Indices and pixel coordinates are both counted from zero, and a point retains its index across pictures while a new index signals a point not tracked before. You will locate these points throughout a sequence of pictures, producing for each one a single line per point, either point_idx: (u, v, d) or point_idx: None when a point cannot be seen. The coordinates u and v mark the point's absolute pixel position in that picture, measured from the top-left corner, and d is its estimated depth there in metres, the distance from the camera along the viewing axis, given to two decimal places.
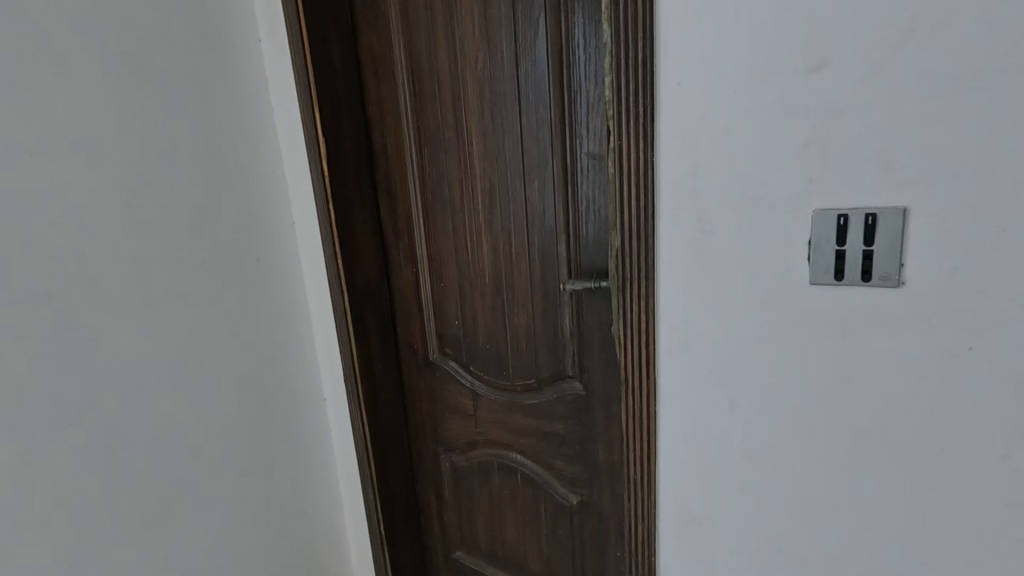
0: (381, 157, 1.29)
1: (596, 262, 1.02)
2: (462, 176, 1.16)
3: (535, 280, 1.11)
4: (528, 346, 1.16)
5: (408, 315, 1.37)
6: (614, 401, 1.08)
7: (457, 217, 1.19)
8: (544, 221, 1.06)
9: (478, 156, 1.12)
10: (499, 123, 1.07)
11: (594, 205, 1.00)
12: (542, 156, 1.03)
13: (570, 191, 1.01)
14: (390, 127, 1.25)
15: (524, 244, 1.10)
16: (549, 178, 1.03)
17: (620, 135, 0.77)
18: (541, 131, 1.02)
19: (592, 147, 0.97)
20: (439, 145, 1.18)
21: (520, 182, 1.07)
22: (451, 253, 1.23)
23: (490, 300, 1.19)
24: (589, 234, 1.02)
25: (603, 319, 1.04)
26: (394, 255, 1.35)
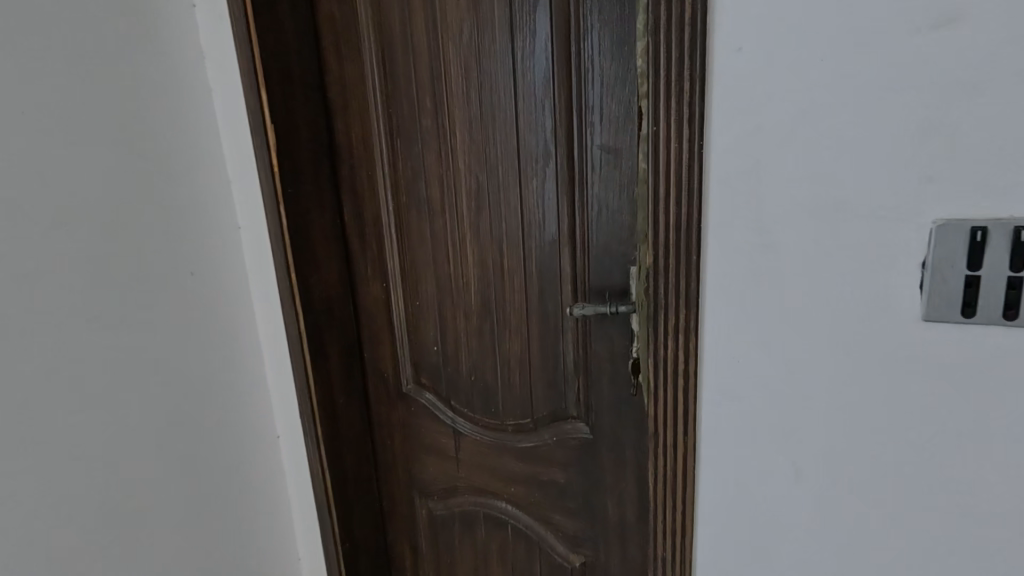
0: (342, 151, 1.07)
1: (610, 282, 0.83)
2: (443, 175, 0.95)
3: (532, 300, 0.91)
4: (522, 379, 0.97)
5: (376, 338, 1.16)
6: (626, 446, 0.89)
7: (436, 223, 0.99)
8: (544, 233, 0.87)
9: (464, 151, 0.92)
10: (490, 111, 0.87)
11: (606, 210, 0.81)
12: (543, 152, 0.84)
13: (577, 195, 0.82)
14: (355, 113, 1.03)
15: (519, 259, 0.91)
16: (551, 179, 0.84)
17: (659, 120, 0.58)
18: (542, 122, 0.83)
19: (606, 142, 0.78)
20: (414, 136, 0.97)
21: (514, 185, 0.88)
22: (428, 266, 1.03)
23: (475, 324, 0.99)
24: (601, 248, 0.83)
25: (617, 350, 0.85)
26: (360, 269, 1.13)
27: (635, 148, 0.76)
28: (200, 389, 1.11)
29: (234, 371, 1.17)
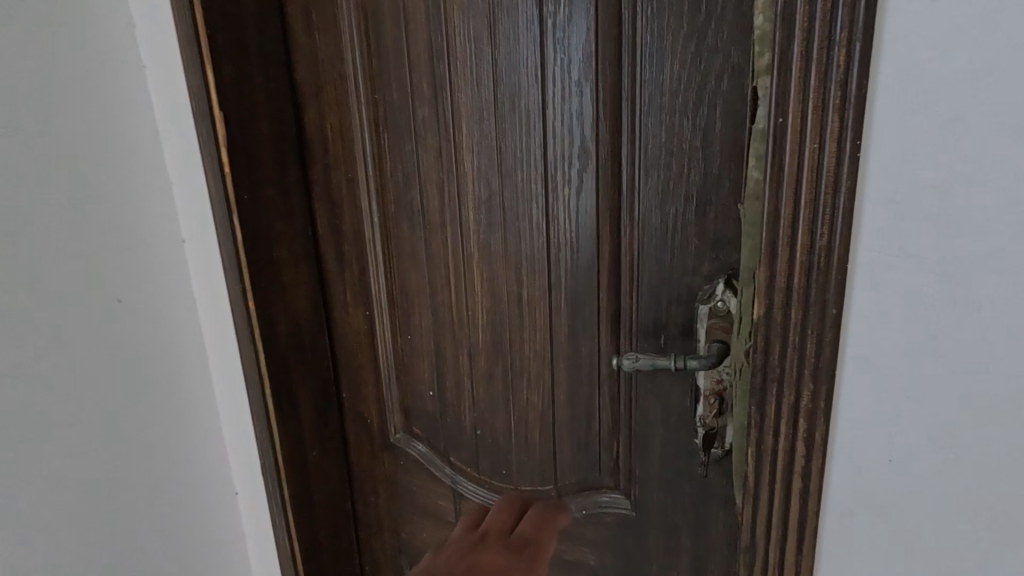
0: (313, 148, 0.85)
1: (667, 323, 0.63)
2: (444, 181, 0.75)
3: (559, 341, 0.71)
4: (543, 438, 0.77)
5: (358, 377, 0.94)
6: (679, 528, 0.70)
7: (433, 241, 0.78)
8: (578, 258, 0.67)
9: (471, 151, 0.72)
10: (507, 98, 0.67)
11: (664, 231, 0.61)
12: (578, 153, 0.64)
13: (625, 210, 0.63)
14: (330, 100, 0.82)
15: (543, 290, 0.71)
16: (589, 189, 0.64)
17: (792, 108, 0.39)
18: (579, 113, 0.62)
19: (667, 141, 0.58)
20: (406, 130, 0.76)
21: (539, 195, 0.68)
22: (424, 293, 0.82)
23: (483, 367, 0.79)
24: (655, 281, 0.63)
25: (673, 408, 0.66)
26: (336, 294, 0.91)
27: (710, 150, 0.57)
28: (127, 452, 0.88)
29: (179, 423, 0.94)
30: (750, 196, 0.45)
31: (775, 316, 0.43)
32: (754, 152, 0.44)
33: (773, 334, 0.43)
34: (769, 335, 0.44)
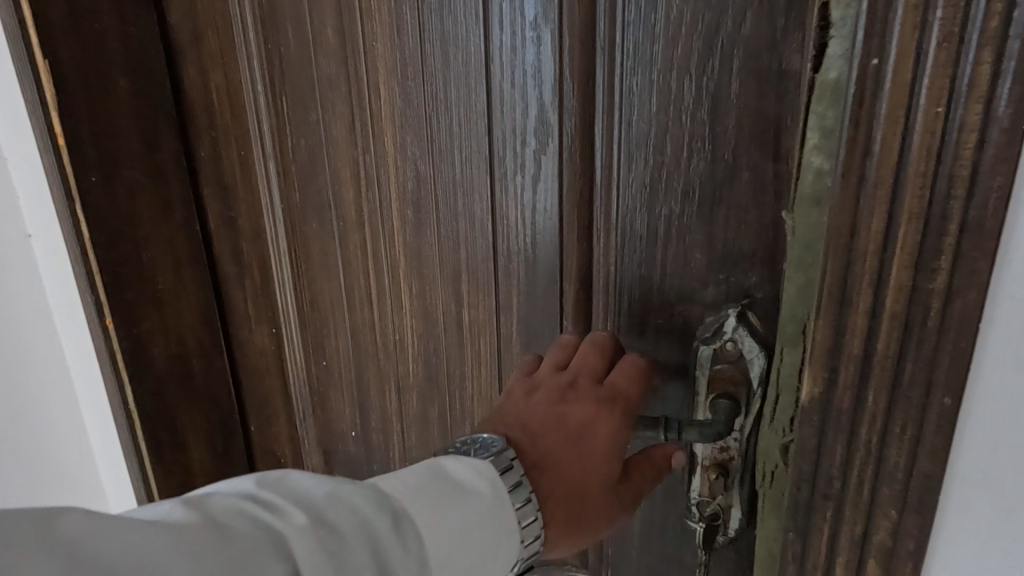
0: (196, 115, 0.65)
1: (653, 367, 0.46)
2: (360, 164, 0.56)
3: (510, 379, 0.54)
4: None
5: (268, 409, 0.76)
6: None
7: (349, 243, 0.60)
8: (534, 272, 0.49)
9: (393, 124, 0.53)
10: (437, 49, 0.48)
11: (650, 240, 0.43)
12: (535, 128, 0.46)
13: (598, 210, 0.45)
14: (213, 52, 0.62)
15: (489, 313, 0.53)
16: (549, 178, 0.46)
17: (901, 43, 0.23)
18: (537, 70, 0.44)
19: (660, 112, 0.40)
20: (309, 95, 0.57)
21: (482, 185, 0.50)
22: (340, 309, 0.63)
23: (415, 406, 0.61)
24: (637, 309, 0.45)
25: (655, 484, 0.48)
26: (235, 306, 0.72)
27: (720, 125, 0.39)
28: None
29: (45, 447, 0.77)
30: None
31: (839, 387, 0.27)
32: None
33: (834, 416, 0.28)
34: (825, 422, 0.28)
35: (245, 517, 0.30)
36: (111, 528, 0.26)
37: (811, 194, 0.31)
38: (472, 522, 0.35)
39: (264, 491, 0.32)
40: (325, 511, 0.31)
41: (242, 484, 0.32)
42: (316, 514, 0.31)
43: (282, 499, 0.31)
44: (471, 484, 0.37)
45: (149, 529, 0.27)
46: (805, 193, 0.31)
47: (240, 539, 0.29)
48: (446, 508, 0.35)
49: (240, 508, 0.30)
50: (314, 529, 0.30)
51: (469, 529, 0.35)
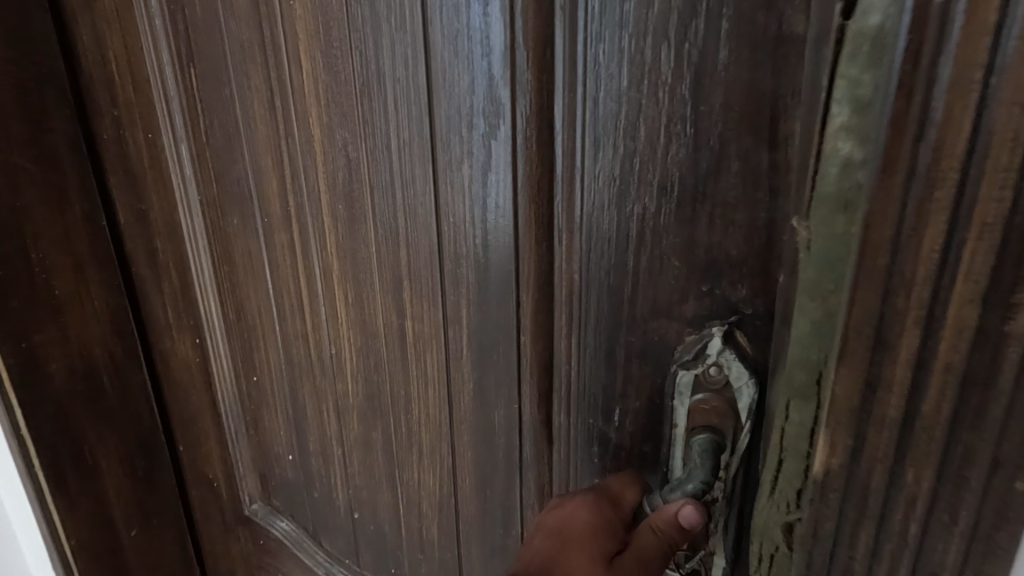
0: (97, 92, 0.56)
1: (623, 395, 0.39)
2: (283, 149, 0.47)
3: (462, 403, 0.47)
4: (444, 540, 0.53)
5: (198, 427, 0.67)
6: None
7: (276, 244, 0.51)
8: (486, 278, 0.42)
9: (319, 102, 0.44)
10: (366, 8, 0.40)
11: (620, 244, 0.36)
12: (481, 107, 0.38)
13: (558, 205, 0.37)
14: (108, 13, 0.52)
15: (435, 326, 0.45)
16: (501, 167, 0.38)
17: None
18: (484, 35, 0.36)
19: (632, 85, 0.33)
20: (222, 68, 0.47)
21: (423, 175, 0.41)
22: (269, 319, 0.55)
23: (356, 431, 0.54)
24: (604, 326, 0.38)
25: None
26: (156, 312, 0.64)
27: (703, 104, 0.31)
28: None
29: None
30: (827, 202, 0.25)
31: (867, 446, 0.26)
32: (846, 92, 0.24)
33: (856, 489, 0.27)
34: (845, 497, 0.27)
35: None
36: None
37: (834, 197, 0.25)
38: None
39: None
40: None
41: None
42: None
43: None
44: None
45: None
46: (827, 194, 0.25)
47: None
48: None
49: None
50: None
51: None
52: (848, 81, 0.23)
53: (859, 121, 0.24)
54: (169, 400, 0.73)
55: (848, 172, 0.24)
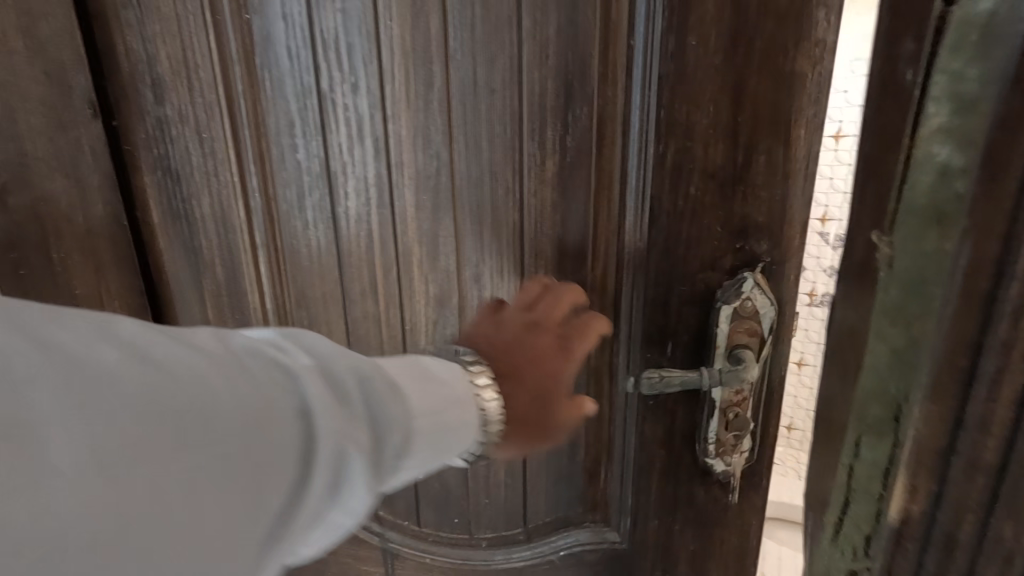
0: (141, 91, 0.57)
1: (675, 331, 0.52)
2: (367, 150, 0.54)
3: None
4: (510, 476, 0.63)
5: None
6: (675, 555, 0.62)
7: (352, 235, 0.57)
8: (563, 251, 0.53)
9: (411, 107, 0.51)
10: (463, 34, 0.48)
11: (675, 216, 0.49)
12: (567, 114, 0.49)
13: (630, 190, 0.50)
14: (167, 20, 0.54)
15: (513, 295, 0.55)
16: (582, 161, 0.50)
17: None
18: (573, 58, 0.47)
19: (688, 102, 0.46)
20: (304, 79, 0.53)
21: (509, 169, 0.51)
22: (337, 307, 0.60)
23: None
24: (661, 278, 0.51)
25: (675, 432, 0.56)
26: (190, 312, 0.64)
27: (739, 115, 0.46)
28: None
29: None
30: (913, 219, 0.26)
31: (954, 493, 0.24)
32: (946, 86, 0.24)
33: (937, 541, 0.25)
34: (925, 549, 0.25)
35: (272, 358, 0.30)
36: (142, 338, 0.26)
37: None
38: (440, 403, 0.38)
39: (288, 341, 0.32)
40: (333, 373, 0.31)
41: (265, 336, 0.32)
42: (322, 364, 0.31)
43: (304, 353, 0.31)
44: (448, 377, 0.40)
45: (180, 353, 0.27)
46: (916, 206, 0.26)
47: (266, 379, 0.28)
48: (419, 383, 0.37)
49: (264, 349, 0.30)
50: (326, 381, 0.31)
51: (438, 402, 0.37)
52: (950, 75, 0.24)
53: (959, 124, 0.24)
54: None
55: (943, 181, 0.24)
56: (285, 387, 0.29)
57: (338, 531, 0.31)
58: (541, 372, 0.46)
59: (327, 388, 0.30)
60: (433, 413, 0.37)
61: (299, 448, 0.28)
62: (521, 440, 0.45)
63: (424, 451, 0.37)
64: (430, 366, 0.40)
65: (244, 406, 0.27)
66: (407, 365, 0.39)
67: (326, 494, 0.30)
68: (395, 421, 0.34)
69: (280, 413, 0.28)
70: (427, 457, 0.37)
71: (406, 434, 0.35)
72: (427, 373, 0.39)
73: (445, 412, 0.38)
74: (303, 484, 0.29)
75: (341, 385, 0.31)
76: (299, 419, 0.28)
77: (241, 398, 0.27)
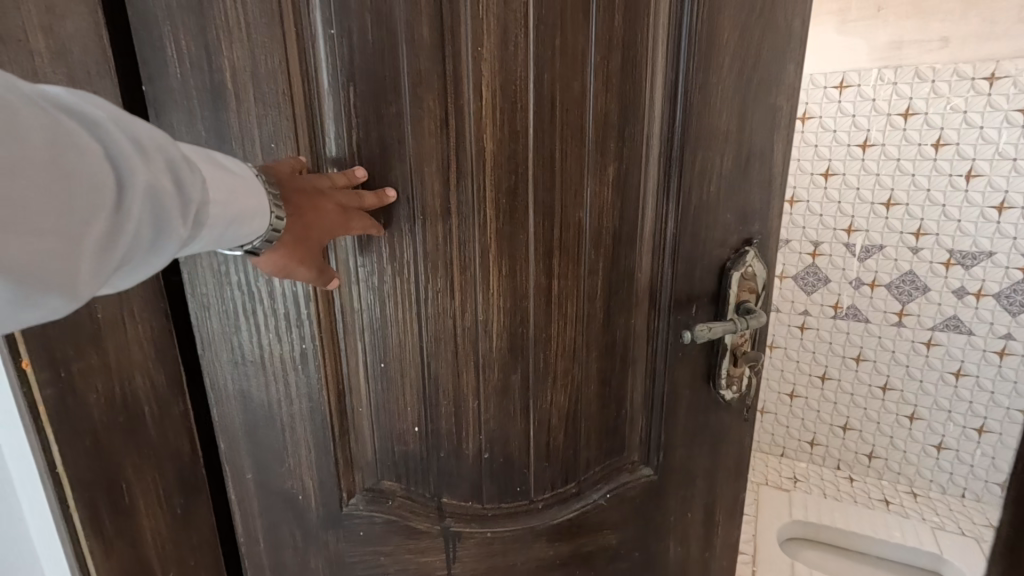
0: (195, 95, 0.54)
1: (698, 295, 0.72)
2: (452, 163, 0.57)
3: (592, 328, 0.69)
4: (571, 433, 0.73)
5: (287, 437, 0.66)
6: (692, 467, 0.81)
7: (432, 241, 0.59)
8: (618, 239, 0.67)
9: (496, 123, 0.57)
10: (543, 74, 0.57)
11: (701, 209, 0.69)
12: (623, 137, 0.64)
13: (671, 190, 0.67)
14: (238, 39, 0.52)
15: (577, 278, 0.66)
16: (635, 172, 0.66)
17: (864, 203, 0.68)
18: (624, 90, 0.62)
19: (702, 131, 0.65)
20: (397, 103, 0.55)
21: (580, 180, 0.63)
22: (419, 313, 0.62)
23: (497, 380, 0.66)
24: (694, 254, 0.70)
25: (698, 373, 0.76)
26: (243, 326, 0.62)
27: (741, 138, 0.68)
28: None
29: None
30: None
31: None
32: None
33: None
34: None
35: (73, 113, 0.36)
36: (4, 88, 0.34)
37: None
38: (238, 194, 0.46)
39: (83, 97, 0.37)
40: (136, 131, 0.39)
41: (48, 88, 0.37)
42: (121, 126, 0.38)
43: (103, 112, 0.37)
44: (234, 168, 0.47)
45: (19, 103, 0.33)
46: None
47: (82, 129, 0.36)
48: (210, 167, 0.45)
49: (70, 106, 0.36)
50: (130, 139, 0.38)
51: (223, 185, 0.45)
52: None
53: None
54: (218, 423, 0.67)
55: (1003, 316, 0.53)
56: (86, 135, 0.36)
57: (156, 263, 0.42)
58: (325, 230, 0.52)
59: (122, 137, 0.38)
60: (227, 189, 0.45)
61: (114, 186, 0.37)
62: (282, 265, 0.52)
63: (225, 219, 0.45)
64: (223, 161, 0.46)
65: (90, 156, 0.35)
66: (196, 156, 0.44)
67: (146, 225, 0.39)
68: (194, 190, 0.42)
69: (84, 148, 0.35)
70: (225, 227, 0.46)
71: (207, 197, 0.43)
72: (217, 164, 0.45)
73: (229, 195, 0.45)
74: (125, 209, 0.37)
75: (143, 144, 0.39)
76: (104, 161, 0.36)
77: (49, 135, 0.34)
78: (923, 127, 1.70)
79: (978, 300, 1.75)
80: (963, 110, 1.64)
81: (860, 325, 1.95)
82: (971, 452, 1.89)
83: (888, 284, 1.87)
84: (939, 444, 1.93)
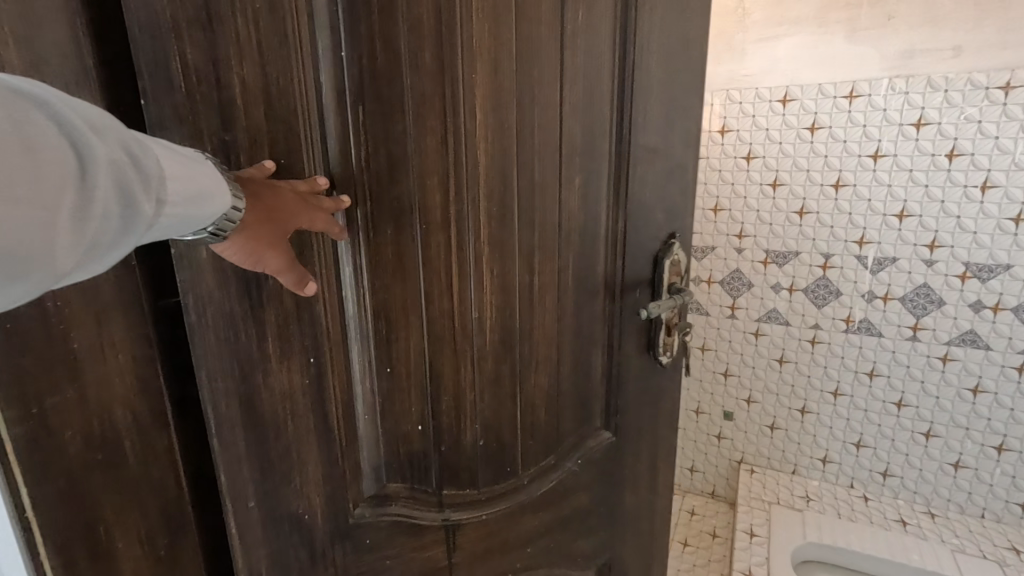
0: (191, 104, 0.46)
1: (642, 277, 0.79)
2: (457, 171, 0.56)
3: (568, 316, 0.71)
4: (551, 413, 0.74)
5: (301, 473, 0.58)
6: (643, 427, 0.88)
7: (436, 250, 0.57)
8: (589, 237, 0.70)
9: (487, 138, 0.56)
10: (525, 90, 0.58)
11: (643, 203, 0.75)
12: (593, 147, 0.67)
13: (628, 189, 0.72)
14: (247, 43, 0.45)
15: (554, 273, 0.68)
16: (600, 174, 0.69)
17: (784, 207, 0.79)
18: (587, 96, 0.65)
19: (646, 139, 0.72)
20: (398, 109, 0.51)
21: (557, 184, 0.64)
22: (423, 322, 0.59)
23: (487, 377, 0.65)
24: (641, 243, 0.77)
25: (642, 346, 0.83)
26: (249, 353, 0.53)
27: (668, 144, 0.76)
28: None
29: None
30: None
31: None
32: None
33: None
34: None
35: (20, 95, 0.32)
36: None
37: None
38: (202, 178, 0.41)
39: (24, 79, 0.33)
40: (88, 114, 0.35)
41: None
42: (73, 109, 0.34)
43: (51, 95, 0.33)
44: (189, 153, 0.42)
45: None
46: None
47: (34, 111, 0.32)
48: (167, 151, 0.40)
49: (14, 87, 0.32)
50: (85, 123, 0.34)
51: (183, 170, 0.40)
52: None
53: None
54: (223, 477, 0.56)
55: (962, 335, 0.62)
56: (38, 119, 0.32)
57: (115, 256, 0.37)
58: (288, 224, 0.47)
59: (77, 120, 0.34)
60: (185, 171, 0.41)
61: (74, 174, 0.33)
62: (248, 254, 0.46)
63: (186, 206, 0.41)
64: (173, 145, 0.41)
65: (47, 141, 0.32)
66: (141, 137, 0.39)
67: (108, 213, 0.35)
68: (155, 176, 0.38)
69: (38, 133, 0.31)
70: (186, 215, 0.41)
71: (169, 183, 0.39)
72: (168, 146, 0.41)
73: (192, 180, 0.41)
74: (86, 196, 0.33)
75: (99, 128, 0.35)
76: (62, 146, 0.32)
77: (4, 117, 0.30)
78: (937, 137, 1.66)
79: (995, 314, 1.70)
80: (978, 121, 1.60)
81: (873, 339, 1.90)
82: (990, 469, 1.83)
83: (902, 296, 1.82)
84: (957, 462, 1.87)
